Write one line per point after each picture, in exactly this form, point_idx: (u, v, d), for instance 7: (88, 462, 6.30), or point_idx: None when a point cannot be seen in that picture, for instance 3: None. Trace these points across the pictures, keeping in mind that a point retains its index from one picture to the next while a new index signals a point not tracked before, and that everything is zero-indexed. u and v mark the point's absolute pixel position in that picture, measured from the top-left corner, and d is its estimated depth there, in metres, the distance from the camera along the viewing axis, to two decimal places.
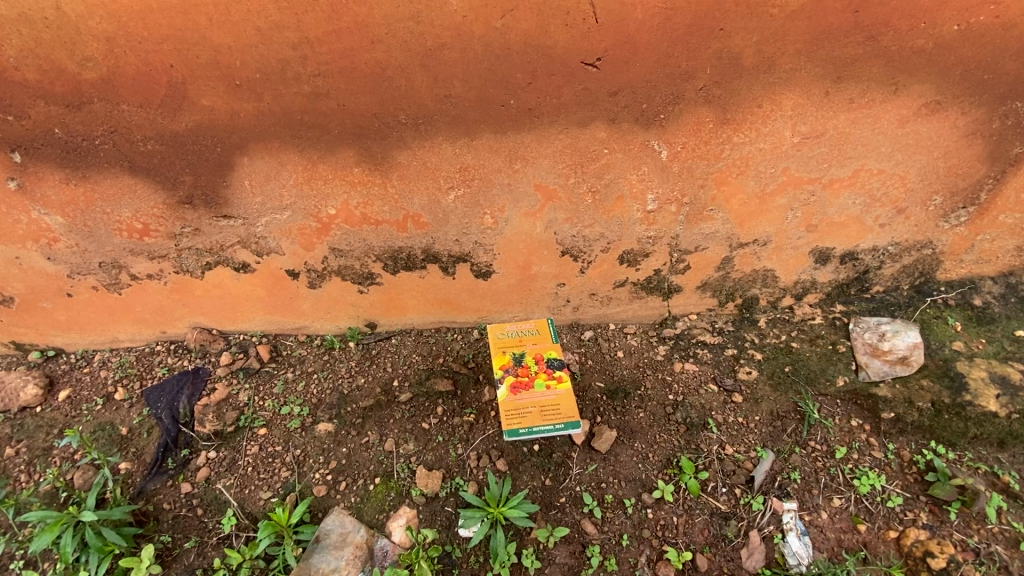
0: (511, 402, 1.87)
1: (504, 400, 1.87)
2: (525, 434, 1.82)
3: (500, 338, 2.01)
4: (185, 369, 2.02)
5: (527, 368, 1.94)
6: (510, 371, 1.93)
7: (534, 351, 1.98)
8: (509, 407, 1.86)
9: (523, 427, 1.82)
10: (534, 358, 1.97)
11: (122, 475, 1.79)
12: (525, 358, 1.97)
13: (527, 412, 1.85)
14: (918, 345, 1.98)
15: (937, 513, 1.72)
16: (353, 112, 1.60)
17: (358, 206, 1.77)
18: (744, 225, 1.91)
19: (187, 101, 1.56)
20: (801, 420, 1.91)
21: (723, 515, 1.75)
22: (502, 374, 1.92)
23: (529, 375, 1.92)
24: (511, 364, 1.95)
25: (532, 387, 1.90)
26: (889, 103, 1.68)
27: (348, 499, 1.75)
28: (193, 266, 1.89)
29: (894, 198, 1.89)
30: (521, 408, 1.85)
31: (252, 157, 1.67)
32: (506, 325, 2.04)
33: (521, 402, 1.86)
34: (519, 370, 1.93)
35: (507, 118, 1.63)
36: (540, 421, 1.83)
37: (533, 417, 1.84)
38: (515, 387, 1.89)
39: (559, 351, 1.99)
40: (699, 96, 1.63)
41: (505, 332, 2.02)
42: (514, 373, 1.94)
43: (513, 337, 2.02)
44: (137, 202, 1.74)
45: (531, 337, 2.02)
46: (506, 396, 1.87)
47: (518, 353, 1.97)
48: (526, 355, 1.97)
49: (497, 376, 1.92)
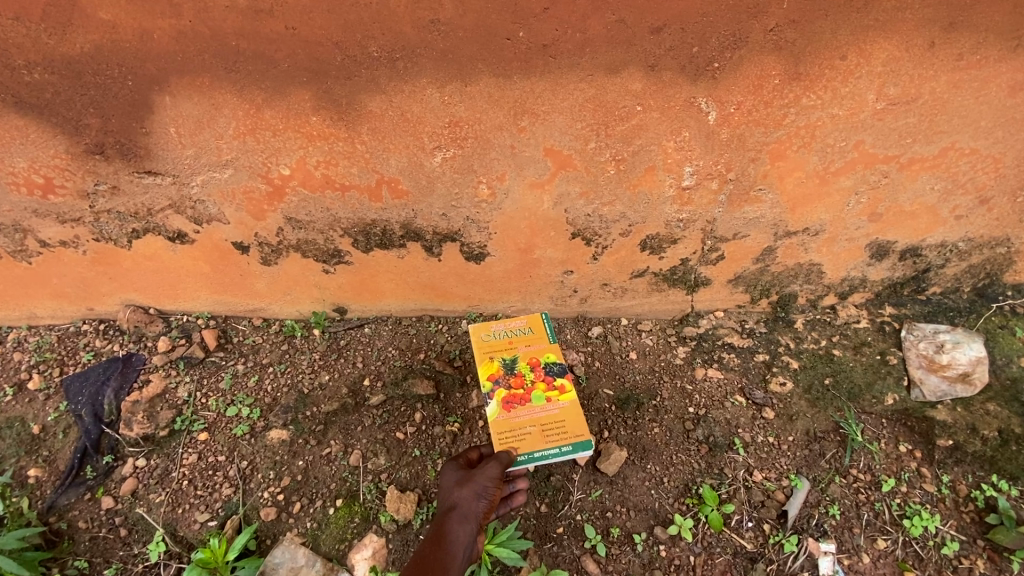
0: (504, 422, 1.40)
1: (495, 421, 1.40)
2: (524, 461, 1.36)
3: (485, 340, 1.53)
4: (115, 355, 1.68)
5: (522, 377, 1.48)
6: (501, 382, 1.46)
7: (529, 356, 1.52)
8: (501, 429, 1.39)
9: (522, 454, 1.36)
10: (528, 364, 1.50)
11: (30, 486, 1.48)
12: (518, 363, 1.50)
13: (525, 433, 1.39)
14: (980, 360, 1.69)
15: (995, 561, 1.46)
16: (308, 40, 1.21)
17: (318, 165, 1.39)
18: (796, 210, 1.56)
19: (80, 14, 1.17)
20: (843, 444, 1.62)
21: (749, 556, 1.48)
22: (490, 386, 1.45)
23: (523, 386, 1.46)
24: (500, 372, 1.48)
25: (530, 401, 1.44)
26: (1004, 64, 1.32)
27: (302, 524, 1.45)
28: (116, 233, 1.53)
29: (980, 184, 1.55)
30: (517, 429, 1.39)
31: (175, 95, 1.28)
32: (490, 323, 1.56)
33: (516, 422, 1.40)
34: (512, 380, 1.47)
35: (514, 57, 1.25)
36: (541, 443, 1.38)
37: (533, 439, 1.39)
38: (508, 402, 1.43)
39: (557, 354, 1.53)
40: (767, 41, 1.25)
41: (491, 332, 1.55)
42: (505, 384, 1.46)
43: (500, 338, 1.54)
44: (33, 150, 1.35)
45: (524, 337, 1.55)
46: (497, 414, 1.41)
47: (508, 359, 1.50)
48: (518, 360, 1.51)
49: (484, 390, 1.44)
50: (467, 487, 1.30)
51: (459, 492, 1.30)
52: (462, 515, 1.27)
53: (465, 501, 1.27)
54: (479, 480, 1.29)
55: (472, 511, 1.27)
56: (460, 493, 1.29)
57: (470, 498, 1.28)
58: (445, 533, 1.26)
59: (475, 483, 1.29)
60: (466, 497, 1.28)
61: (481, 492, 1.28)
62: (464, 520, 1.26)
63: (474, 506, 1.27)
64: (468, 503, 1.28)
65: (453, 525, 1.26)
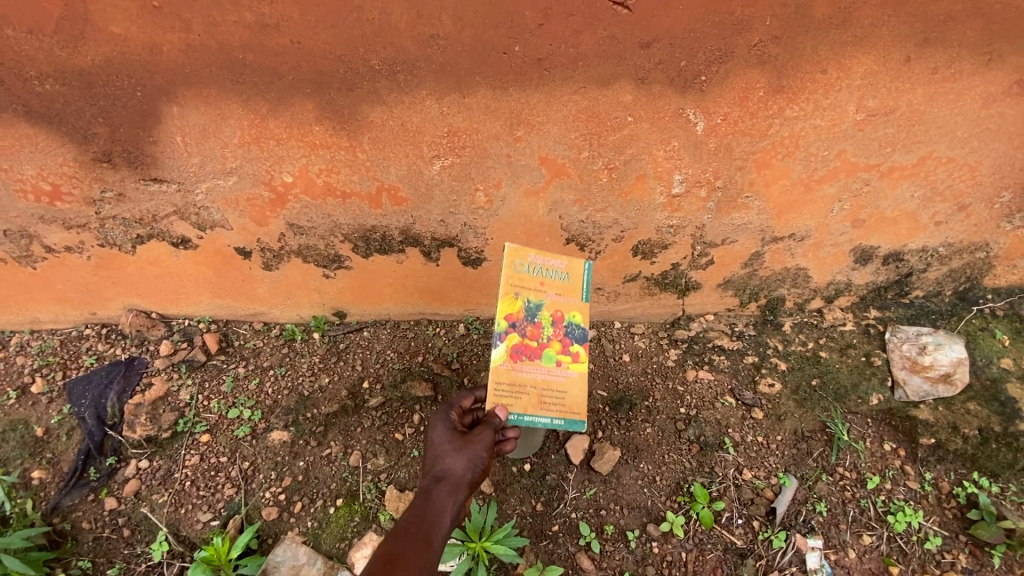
0: (505, 373, 1.25)
1: (497, 367, 1.24)
2: (510, 421, 1.25)
3: (516, 270, 1.24)
4: (118, 359, 1.71)
5: (541, 329, 1.27)
6: (518, 328, 1.25)
7: (555, 308, 1.28)
8: (501, 379, 1.25)
9: (511, 412, 1.25)
10: (552, 317, 1.28)
11: (33, 488, 1.51)
12: (542, 312, 1.27)
13: (524, 392, 1.26)
14: (961, 361, 1.75)
15: (976, 555, 1.51)
16: (311, 53, 1.26)
17: (320, 173, 1.43)
18: (782, 216, 1.62)
19: (92, 28, 1.21)
20: (830, 443, 1.67)
21: (739, 552, 1.52)
22: (505, 328, 1.23)
23: (538, 339, 1.27)
24: (521, 316, 1.24)
25: (538, 358, 1.27)
26: (977, 77, 1.38)
27: (304, 523, 1.48)
28: (121, 239, 1.56)
29: (958, 192, 1.61)
30: (518, 385, 1.25)
31: (182, 106, 1.32)
32: (529, 252, 1.25)
33: (517, 377, 1.25)
34: (530, 329, 1.26)
35: (510, 70, 1.30)
36: (535, 409, 1.27)
37: (528, 402, 1.26)
38: (516, 352, 1.25)
39: (585, 316, 1.32)
40: (751, 55, 1.31)
41: (526, 263, 1.25)
42: (520, 329, 1.26)
43: (533, 273, 1.26)
44: (42, 158, 1.39)
45: (559, 282, 1.29)
46: (501, 362, 1.24)
47: (533, 303, 1.26)
48: (544, 307, 1.27)
49: (497, 330, 1.23)
50: (462, 453, 1.21)
51: (453, 458, 1.21)
52: (453, 484, 1.18)
53: (461, 469, 1.19)
54: (476, 447, 1.21)
55: (465, 479, 1.19)
56: (454, 460, 1.21)
57: (465, 466, 1.20)
58: (432, 501, 1.15)
59: (472, 451, 1.21)
60: (460, 464, 1.20)
61: (478, 461, 1.21)
62: (456, 488, 1.17)
63: (469, 474, 1.19)
64: (462, 471, 1.20)
65: (443, 493, 1.16)
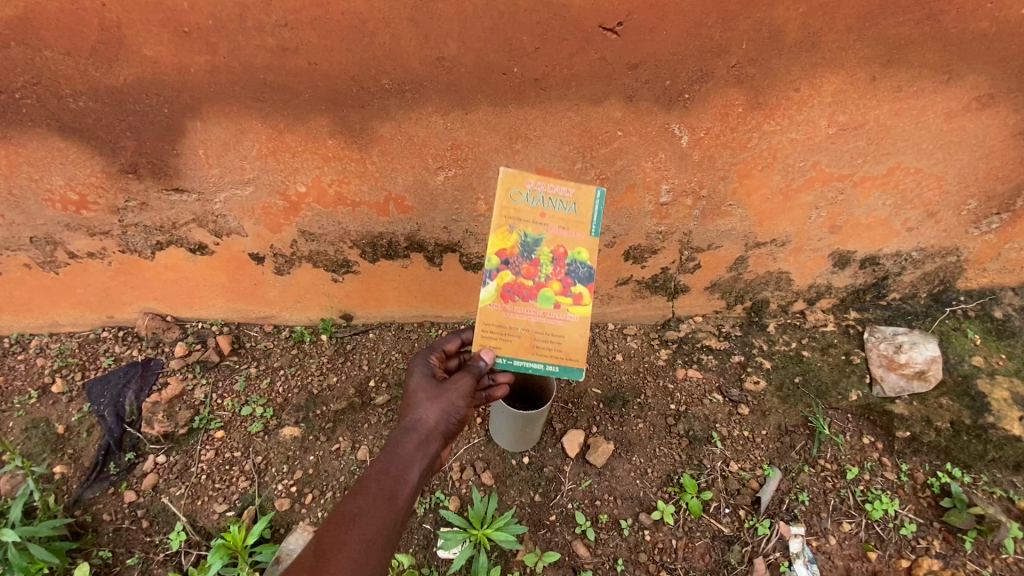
0: (495, 313, 1.26)
1: (486, 307, 1.25)
2: (499, 364, 1.27)
3: (512, 202, 1.22)
4: (135, 360, 1.79)
5: (537, 266, 1.24)
6: (511, 265, 1.23)
7: (555, 243, 1.24)
8: (491, 319, 1.26)
9: (500, 355, 1.26)
10: (551, 253, 1.24)
11: (55, 481, 1.58)
12: (539, 248, 1.24)
13: (514, 335, 1.26)
14: (935, 359, 1.85)
15: (950, 540, 1.60)
16: (326, 73, 1.36)
17: (332, 183, 1.53)
18: (764, 223, 1.73)
19: (124, 50, 1.30)
20: (811, 436, 1.77)
21: (726, 539, 1.61)
22: (496, 263, 1.23)
23: (534, 278, 1.24)
24: (514, 251, 1.23)
25: (532, 299, 1.25)
26: (939, 94, 1.50)
27: (314, 514, 1.56)
28: (142, 245, 1.65)
29: (926, 200, 1.73)
30: (507, 325, 1.26)
31: (205, 121, 1.42)
32: (528, 180, 1.22)
33: (507, 317, 1.25)
34: (524, 267, 1.24)
35: (509, 89, 1.41)
36: (525, 353, 1.26)
37: (518, 345, 1.26)
38: (508, 291, 1.24)
39: (591, 253, 1.25)
40: (731, 75, 1.42)
41: (523, 195, 1.22)
42: (515, 267, 1.24)
43: (531, 205, 1.23)
44: (71, 169, 1.48)
45: (562, 214, 1.24)
46: (490, 302, 1.25)
47: (530, 238, 1.23)
48: (542, 242, 1.24)
49: (488, 266, 1.23)
50: (435, 404, 1.24)
51: (427, 408, 1.24)
52: (426, 433, 1.22)
53: (433, 419, 1.23)
54: (450, 398, 1.25)
55: (437, 429, 1.23)
56: (428, 410, 1.24)
57: (437, 416, 1.23)
58: (403, 448, 1.19)
59: (446, 402, 1.24)
60: (433, 415, 1.23)
61: (451, 410, 1.24)
62: (428, 437, 1.21)
63: (442, 424, 1.23)
64: (434, 421, 1.23)
65: (414, 442, 1.20)
